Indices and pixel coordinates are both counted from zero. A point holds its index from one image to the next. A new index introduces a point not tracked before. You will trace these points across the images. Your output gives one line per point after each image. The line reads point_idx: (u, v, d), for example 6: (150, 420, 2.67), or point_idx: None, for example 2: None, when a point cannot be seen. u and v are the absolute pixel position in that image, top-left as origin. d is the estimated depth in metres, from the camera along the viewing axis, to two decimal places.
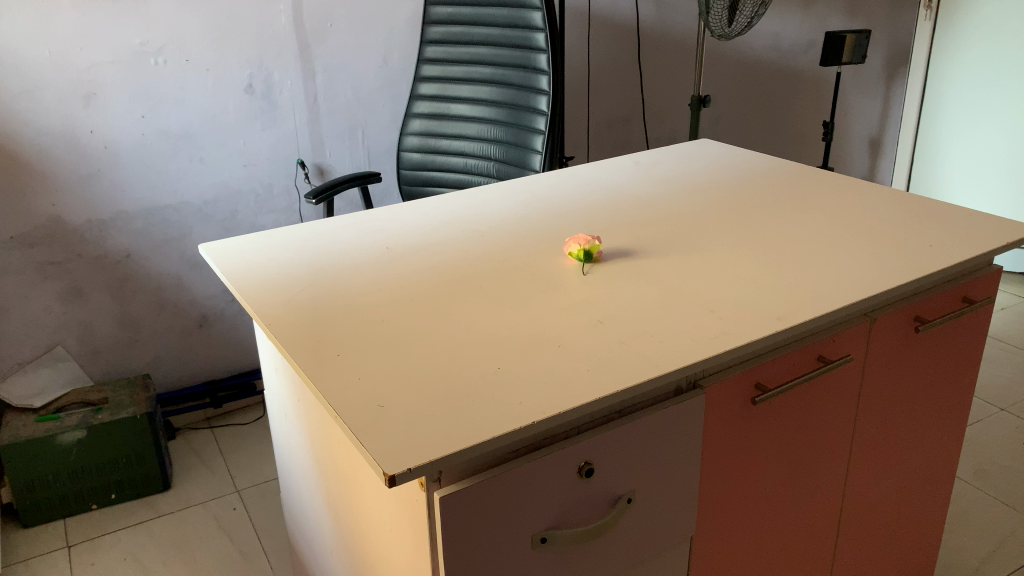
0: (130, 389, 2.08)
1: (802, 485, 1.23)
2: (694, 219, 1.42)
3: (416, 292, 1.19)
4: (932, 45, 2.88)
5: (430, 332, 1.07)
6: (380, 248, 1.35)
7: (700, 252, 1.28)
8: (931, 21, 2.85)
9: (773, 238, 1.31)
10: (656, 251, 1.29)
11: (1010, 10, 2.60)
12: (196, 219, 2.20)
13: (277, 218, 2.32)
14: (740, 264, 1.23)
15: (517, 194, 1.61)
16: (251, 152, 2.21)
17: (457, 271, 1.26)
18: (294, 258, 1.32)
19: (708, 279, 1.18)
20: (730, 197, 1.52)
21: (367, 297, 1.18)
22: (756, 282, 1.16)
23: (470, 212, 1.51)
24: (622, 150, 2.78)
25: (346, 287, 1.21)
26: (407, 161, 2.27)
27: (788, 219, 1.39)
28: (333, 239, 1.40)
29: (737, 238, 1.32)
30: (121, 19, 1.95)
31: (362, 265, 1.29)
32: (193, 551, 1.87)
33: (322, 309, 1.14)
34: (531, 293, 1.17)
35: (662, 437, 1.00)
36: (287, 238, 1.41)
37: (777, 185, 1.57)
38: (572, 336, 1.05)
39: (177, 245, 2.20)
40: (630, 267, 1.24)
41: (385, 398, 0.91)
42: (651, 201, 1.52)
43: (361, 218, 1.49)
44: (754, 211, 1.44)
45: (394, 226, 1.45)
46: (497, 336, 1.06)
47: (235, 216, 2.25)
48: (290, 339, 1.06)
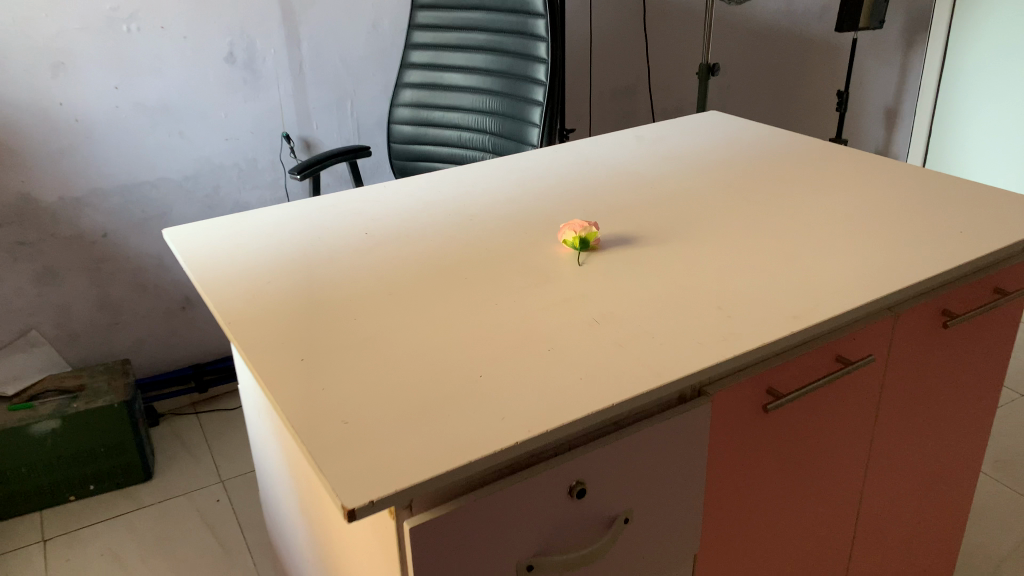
0: (108, 375, 1.99)
1: (815, 493, 1.12)
2: (702, 201, 1.30)
3: (394, 284, 1.09)
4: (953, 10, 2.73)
5: (406, 331, 0.96)
6: (358, 234, 1.25)
7: (707, 239, 1.16)
8: None
9: (787, 224, 1.20)
10: (660, 239, 1.18)
11: None
12: (177, 196, 2.09)
13: (262, 194, 2.20)
14: (751, 254, 1.11)
15: (510, 173, 1.49)
16: (233, 125, 2.09)
17: (441, 260, 1.15)
18: (265, 246, 1.21)
19: (715, 270, 1.07)
20: (740, 176, 1.41)
21: (340, 291, 1.07)
22: (768, 275, 1.05)
23: (459, 193, 1.39)
24: (626, 121, 2.65)
25: (318, 279, 1.11)
26: (398, 134, 2.15)
27: (803, 202, 1.27)
28: (309, 223, 1.29)
29: (747, 224, 1.21)
30: None
31: (337, 253, 1.18)
32: (175, 547, 1.79)
33: (290, 306, 1.03)
34: (520, 286, 1.07)
35: (663, 451, 0.90)
36: (259, 223, 1.30)
37: (791, 163, 1.46)
38: (564, 337, 0.94)
39: (158, 223, 2.09)
40: (630, 256, 1.14)
41: (350, 412, 0.81)
42: (655, 181, 1.40)
43: (340, 200, 1.38)
44: (766, 193, 1.32)
45: (374, 208, 1.34)
46: (481, 336, 0.95)
47: (218, 192, 2.14)
48: (251, 341, 0.96)
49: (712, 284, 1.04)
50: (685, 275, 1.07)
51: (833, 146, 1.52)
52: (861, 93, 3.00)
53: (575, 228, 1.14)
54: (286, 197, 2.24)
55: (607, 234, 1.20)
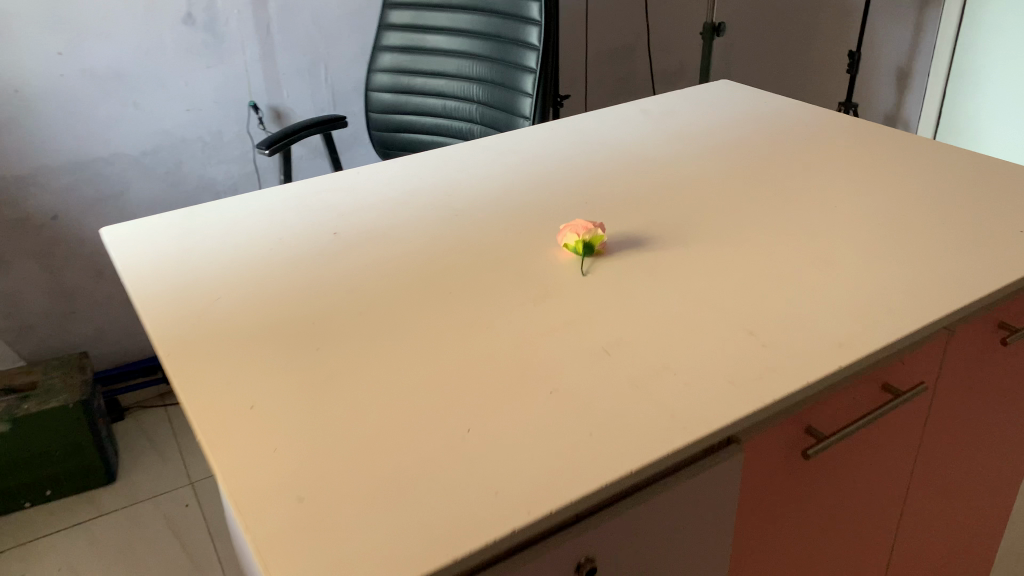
0: (64, 371, 1.83)
1: (851, 533, 0.98)
2: (721, 192, 1.14)
3: (366, 300, 0.93)
4: None
5: (380, 365, 0.81)
6: (326, 233, 1.08)
7: (730, 241, 1.01)
8: None
9: (821, 221, 1.04)
10: (675, 240, 1.02)
11: None
12: (135, 173, 1.91)
13: (229, 169, 2.02)
14: (783, 261, 0.96)
15: (500, 154, 1.32)
16: (195, 94, 1.90)
17: (421, 267, 0.99)
18: (218, 250, 1.05)
19: (742, 282, 0.92)
20: (762, 159, 1.24)
21: (301, 309, 0.91)
22: (804, 289, 0.90)
23: (443, 180, 1.22)
24: (624, 85, 2.47)
25: (277, 295, 0.94)
26: (377, 102, 1.97)
27: (836, 193, 1.11)
28: (269, 219, 1.12)
29: (774, 222, 1.05)
30: None
31: (301, 259, 1.02)
32: (139, 558, 1.65)
33: (242, 331, 0.87)
34: (515, 303, 0.91)
35: (687, 512, 0.76)
36: (212, 218, 1.13)
37: (817, 143, 1.29)
38: (568, 373, 0.79)
39: (115, 203, 1.91)
40: (641, 262, 0.98)
41: (308, 485, 0.66)
42: (665, 165, 1.24)
43: (306, 189, 1.21)
44: (793, 181, 1.16)
45: (345, 200, 1.18)
46: (468, 371, 0.80)
47: (181, 167, 1.96)
48: (194, 379, 0.80)
49: (740, 301, 0.88)
50: (707, 288, 0.91)
51: (863, 123, 1.36)
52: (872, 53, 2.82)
53: (578, 230, 0.98)
54: (256, 172, 2.06)
55: (615, 234, 1.04)
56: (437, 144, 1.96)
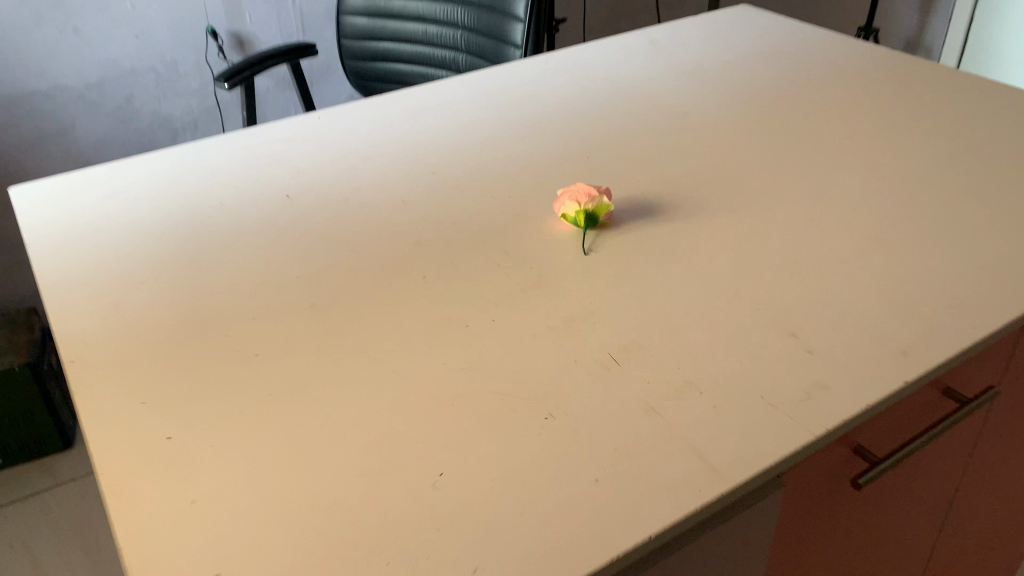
0: (9, 329, 1.67)
1: (891, 551, 0.85)
2: (747, 146, 0.96)
3: (321, 286, 0.76)
4: None
5: (334, 380, 0.65)
6: (276, 197, 0.91)
7: (762, 211, 0.84)
8: None
9: (868, 186, 0.87)
10: (696, 209, 0.85)
11: None
12: (80, 108, 1.71)
13: (187, 104, 1.82)
14: (826, 237, 0.79)
15: (487, 95, 1.13)
16: (145, 20, 1.69)
17: (389, 244, 0.82)
18: (146, 218, 0.87)
19: (779, 266, 0.76)
20: (792, 106, 1.06)
21: (242, 301, 0.75)
22: (854, 277, 0.74)
23: (418, 129, 1.04)
24: (626, 9, 2.24)
25: (213, 279, 0.78)
26: (351, 28, 1.75)
27: (883, 149, 0.94)
28: (212, 178, 0.95)
29: (812, 186, 0.88)
30: None
31: (245, 231, 0.85)
32: (96, 534, 1.52)
33: (167, 329, 0.71)
34: (502, 293, 0.74)
35: (712, 564, 0.61)
36: (144, 176, 0.95)
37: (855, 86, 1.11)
38: (570, 392, 0.63)
39: (58, 142, 1.72)
40: (656, 241, 0.81)
41: (230, 556, 0.51)
42: (679, 111, 1.06)
43: (258, 139, 1.03)
44: (830, 133, 0.98)
45: (302, 154, 1.00)
46: (444, 388, 0.64)
47: (131, 102, 1.75)
48: (102, 397, 0.64)
49: (780, 292, 0.72)
50: (736, 274, 0.75)
51: (905, 62, 1.18)
52: None
53: (580, 201, 0.81)
54: (217, 107, 1.87)
55: (623, 201, 0.87)
56: (418, 76, 1.76)
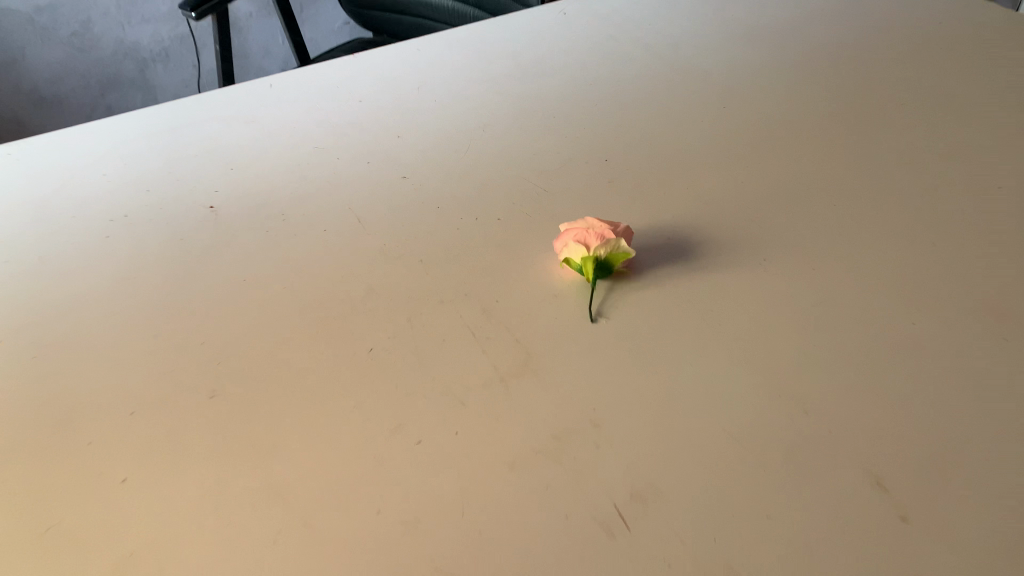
0: None
1: None
2: (817, 153, 0.73)
3: (232, 362, 0.56)
4: None
5: (222, 537, 0.45)
6: (196, 208, 0.70)
7: (839, 257, 0.62)
8: None
9: (987, 225, 0.64)
10: (748, 250, 0.63)
11: None
12: (30, 35, 1.52)
13: (156, 30, 1.62)
14: (933, 310, 0.57)
15: (489, 63, 0.90)
16: None
17: (333, 289, 0.62)
18: (27, 239, 0.67)
19: (865, 350, 0.54)
20: (874, 90, 0.82)
21: (122, 380, 0.55)
22: (976, 384, 0.51)
23: (391, 109, 0.82)
24: None
25: (96, 339, 0.58)
26: None
27: (1006, 166, 0.70)
28: (125, 175, 0.74)
29: (905, 217, 0.65)
30: None
31: (150, 260, 0.65)
32: None
33: (15, 423, 0.53)
34: (475, 382, 0.54)
35: None
36: (42, 169, 0.75)
37: (953, 59, 0.86)
38: (562, 574, 0.43)
39: (9, 71, 1.55)
40: (690, 299, 0.59)
41: None
42: (727, 97, 0.82)
43: (196, 118, 0.82)
44: (932, 137, 0.74)
45: (240, 140, 0.78)
46: (372, 561, 0.44)
47: (91, 28, 1.56)
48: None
49: (864, 400, 0.51)
50: (801, 362, 0.54)
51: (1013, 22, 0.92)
52: None
53: (589, 243, 0.60)
54: (191, 35, 1.65)
55: (650, 233, 0.66)
56: (422, 9, 1.50)
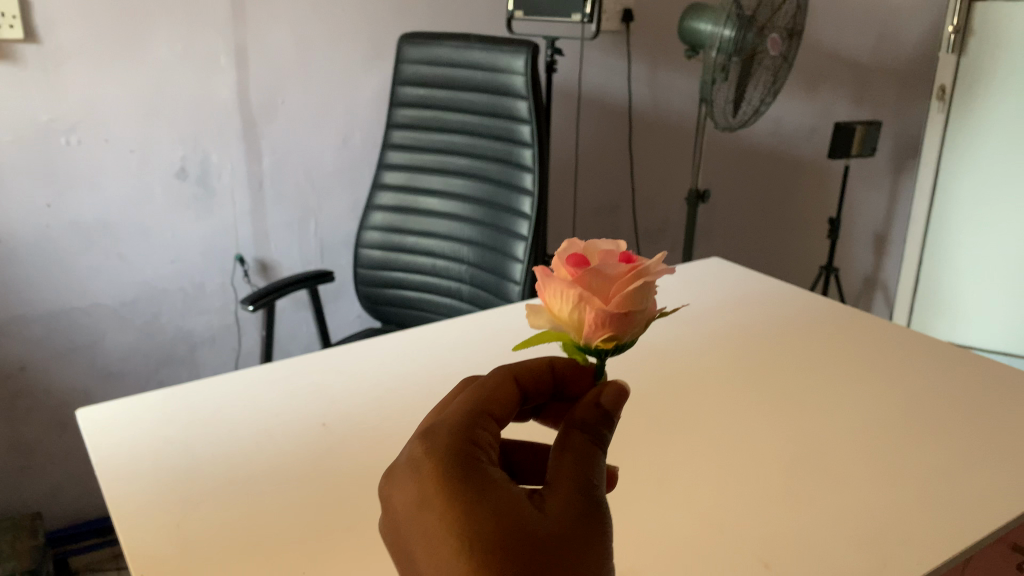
0: (14, 534, 1.72)
1: None
2: (683, 419, 1.10)
3: (351, 493, 0.89)
4: (933, 197, 2.69)
5: None
6: (313, 424, 1.02)
7: (725, 462, 1.00)
8: (931, 178, 2.67)
9: (806, 446, 1.04)
10: (666, 455, 1.02)
11: (1003, 157, 2.51)
12: (111, 323, 1.84)
13: (209, 320, 1.96)
14: (779, 482, 0.96)
15: (491, 329, 1.28)
16: (180, 245, 1.87)
17: (386, 438, 0.98)
18: (176, 395, 1.09)
19: (750, 505, 0.92)
20: (740, 370, 1.24)
21: (292, 521, 0.85)
22: (806, 522, 0.89)
23: (418, 344, 1.23)
24: (613, 212, 2.48)
25: (221, 452, 0.96)
26: (371, 229, 1.94)
27: (818, 416, 1.11)
28: (255, 406, 1.06)
29: (752, 439, 1.06)
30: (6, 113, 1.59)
31: (259, 413, 1.04)
32: None
33: (233, 545, 0.81)
34: None
35: None
36: (194, 407, 1.06)
37: (796, 340, 1.35)
38: None
39: (88, 353, 1.83)
40: (635, 482, 0.96)
41: None
42: (652, 368, 1.24)
43: (294, 369, 1.16)
44: (773, 394, 1.17)
45: (324, 355, 1.20)
46: None
47: (158, 318, 1.89)
48: (122, 526, 0.83)
49: (752, 538, 0.87)
50: None
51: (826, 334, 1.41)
52: (848, 222, 2.83)
53: (550, 311, 0.62)
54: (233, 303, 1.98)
55: None
56: (415, 282, 1.95)
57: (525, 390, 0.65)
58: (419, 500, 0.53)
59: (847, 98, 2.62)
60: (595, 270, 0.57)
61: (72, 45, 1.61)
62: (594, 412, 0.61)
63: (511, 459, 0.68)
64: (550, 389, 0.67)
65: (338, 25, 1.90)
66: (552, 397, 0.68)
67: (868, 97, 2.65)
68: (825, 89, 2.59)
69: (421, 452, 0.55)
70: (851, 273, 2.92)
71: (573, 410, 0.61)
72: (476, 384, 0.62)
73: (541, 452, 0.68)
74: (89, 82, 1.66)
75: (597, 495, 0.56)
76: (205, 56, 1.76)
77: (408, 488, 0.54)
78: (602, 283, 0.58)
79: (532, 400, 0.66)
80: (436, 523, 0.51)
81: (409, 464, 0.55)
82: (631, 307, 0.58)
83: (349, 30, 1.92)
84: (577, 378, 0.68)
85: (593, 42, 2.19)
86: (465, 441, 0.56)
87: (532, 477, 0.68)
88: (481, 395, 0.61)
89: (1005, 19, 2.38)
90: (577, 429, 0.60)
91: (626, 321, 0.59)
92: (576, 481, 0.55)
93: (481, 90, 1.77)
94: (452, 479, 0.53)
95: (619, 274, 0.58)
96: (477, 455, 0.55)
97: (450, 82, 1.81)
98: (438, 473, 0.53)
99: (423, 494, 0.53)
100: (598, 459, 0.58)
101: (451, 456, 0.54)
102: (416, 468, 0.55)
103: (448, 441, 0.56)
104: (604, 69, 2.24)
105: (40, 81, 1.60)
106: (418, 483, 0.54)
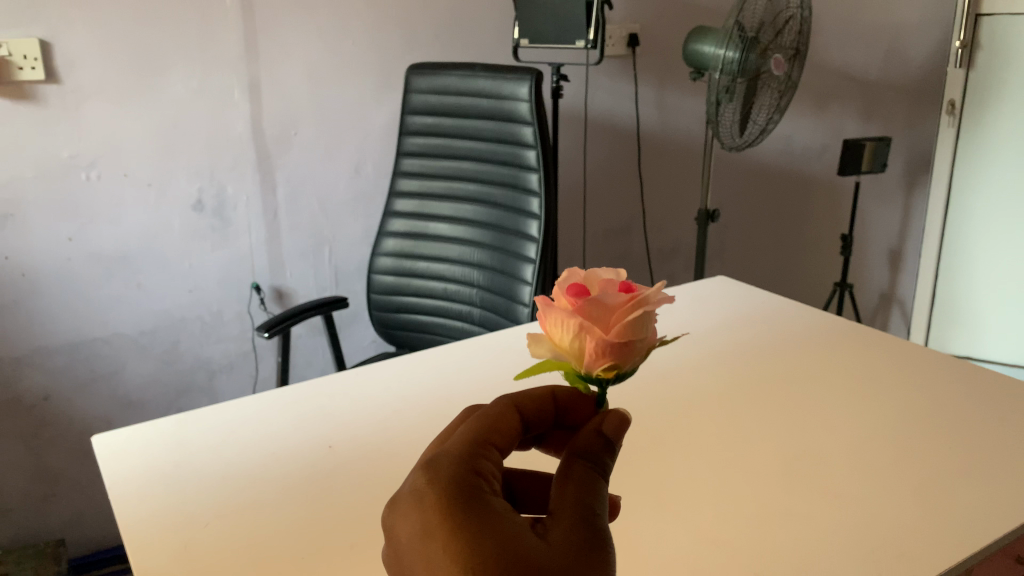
0: (36, 561, 1.76)
1: None
2: (686, 438, 1.11)
3: (353, 513, 0.91)
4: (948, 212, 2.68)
5: None
6: (321, 447, 1.04)
7: (727, 479, 1.01)
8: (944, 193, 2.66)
9: (807, 462, 1.05)
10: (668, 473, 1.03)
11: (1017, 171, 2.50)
12: (132, 352, 1.88)
13: (227, 347, 2.00)
14: (779, 498, 0.97)
15: (498, 352, 1.31)
16: (197, 275, 1.91)
17: (390, 460, 1.01)
18: (190, 421, 1.12)
19: (748, 522, 0.93)
20: (744, 388, 1.25)
21: (296, 540, 0.87)
22: (803, 538, 0.90)
23: (425, 367, 1.25)
24: (624, 234, 2.50)
25: (230, 474, 0.99)
26: (383, 256, 1.98)
27: (821, 432, 1.12)
28: (265, 431, 1.09)
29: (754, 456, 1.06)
30: (27, 150, 1.64)
31: (269, 438, 1.07)
32: None
33: (236, 565, 0.83)
34: None
35: None
36: (206, 432, 1.09)
37: (800, 357, 1.36)
38: None
39: (109, 382, 1.87)
40: (636, 500, 0.97)
41: None
42: (657, 387, 1.25)
43: (305, 395, 1.18)
44: (777, 412, 1.18)
45: (335, 380, 1.22)
46: None
47: (177, 346, 1.94)
48: (133, 547, 0.86)
49: (747, 554, 0.87)
50: None
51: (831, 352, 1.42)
52: (862, 239, 2.82)
53: (551, 338, 0.63)
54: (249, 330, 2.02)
55: None
56: (428, 306, 1.98)
57: (528, 419, 0.67)
58: (422, 530, 0.55)
59: (856, 116, 2.63)
60: (595, 300, 0.59)
61: (92, 83, 1.67)
62: (596, 440, 0.63)
63: (515, 488, 0.68)
64: (551, 419, 0.69)
65: (349, 59, 1.95)
66: (553, 424, 0.69)
67: (878, 114, 2.66)
68: (834, 107, 2.60)
69: (424, 483, 0.57)
70: (867, 290, 2.91)
71: (576, 439, 0.63)
72: (478, 414, 0.64)
73: (545, 481, 0.68)
74: (108, 119, 1.71)
75: (599, 523, 0.57)
76: (219, 90, 1.82)
77: (412, 519, 0.56)
78: (601, 313, 0.60)
79: (533, 429, 0.67)
80: (441, 552, 0.53)
81: (412, 494, 0.57)
82: (632, 336, 0.60)
83: (360, 64, 1.97)
84: (579, 406, 0.69)
85: (599, 67, 2.22)
86: (468, 471, 0.58)
87: (535, 505, 0.68)
88: (483, 426, 0.62)
89: (1012, 34, 2.39)
90: (579, 458, 0.61)
91: (626, 349, 0.61)
92: (579, 511, 0.57)
93: (487, 117, 1.80)
94: (456, 509, 0.54)
95: (618, 303, 0.60)
96: (480, 484, 0.57)
97: (457, 111, 1.85)
98: (441, 503, 0.55)
99: (427, 525, 0.54)
100: (600, 487, 0.59)
101: (454, 486, 0.56)
102: (419, 500, 0.56)
103: (451, 471, 0.57)
104: (611, 93, 2.28)
105: (61, 119, 1.66)
106: (422, 514, 0.55)
